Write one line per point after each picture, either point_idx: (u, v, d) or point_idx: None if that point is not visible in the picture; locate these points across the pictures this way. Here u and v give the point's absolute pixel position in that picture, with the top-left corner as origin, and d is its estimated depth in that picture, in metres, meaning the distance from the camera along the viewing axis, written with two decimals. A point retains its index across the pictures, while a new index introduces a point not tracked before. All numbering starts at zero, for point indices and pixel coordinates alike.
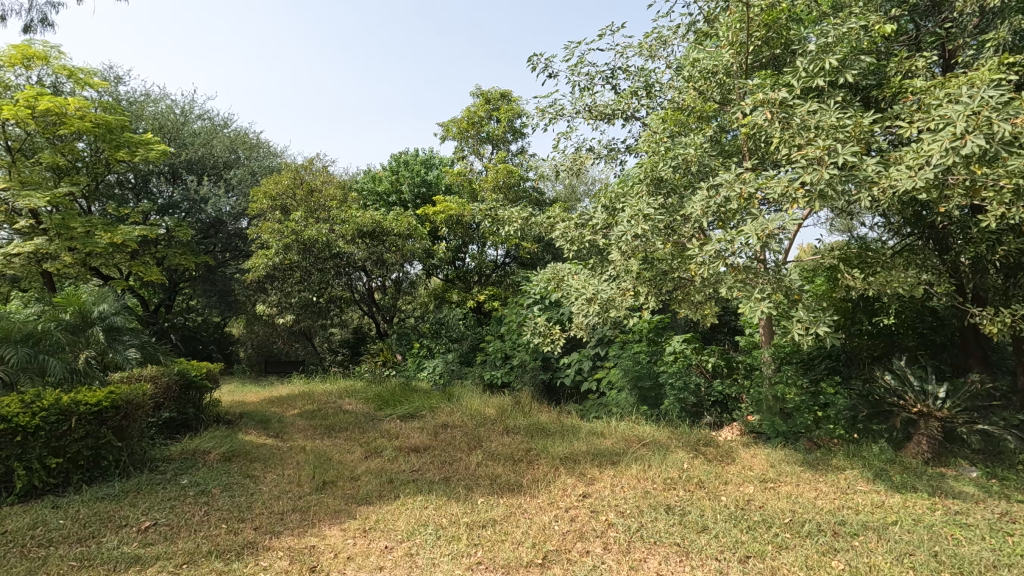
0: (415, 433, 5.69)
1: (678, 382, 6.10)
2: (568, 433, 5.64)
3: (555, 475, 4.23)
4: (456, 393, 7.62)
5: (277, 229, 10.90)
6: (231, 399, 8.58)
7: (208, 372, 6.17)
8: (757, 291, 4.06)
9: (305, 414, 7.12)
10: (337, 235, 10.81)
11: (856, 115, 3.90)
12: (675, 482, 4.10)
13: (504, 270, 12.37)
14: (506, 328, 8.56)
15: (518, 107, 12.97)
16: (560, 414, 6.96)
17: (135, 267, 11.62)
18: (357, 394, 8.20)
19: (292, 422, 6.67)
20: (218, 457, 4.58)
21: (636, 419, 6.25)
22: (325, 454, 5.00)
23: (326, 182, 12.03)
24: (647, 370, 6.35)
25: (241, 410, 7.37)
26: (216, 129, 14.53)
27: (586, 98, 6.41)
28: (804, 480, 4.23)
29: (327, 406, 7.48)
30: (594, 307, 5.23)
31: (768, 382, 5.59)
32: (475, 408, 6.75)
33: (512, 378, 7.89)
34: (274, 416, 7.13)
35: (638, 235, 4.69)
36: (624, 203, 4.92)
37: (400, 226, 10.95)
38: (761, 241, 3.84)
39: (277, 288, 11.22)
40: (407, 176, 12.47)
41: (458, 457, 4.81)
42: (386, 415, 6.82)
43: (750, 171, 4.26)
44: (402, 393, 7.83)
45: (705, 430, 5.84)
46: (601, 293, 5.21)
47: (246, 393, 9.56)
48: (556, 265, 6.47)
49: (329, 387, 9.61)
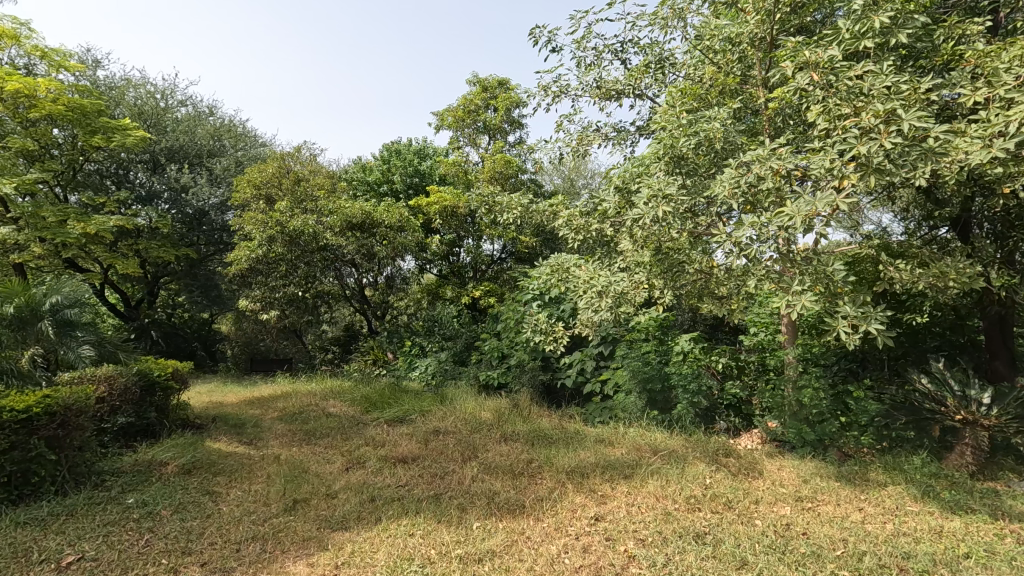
0: (404, 440, 5.16)
1: (692, 384, 5.60)
2: (573, 441, 5.13)
3: (561, 493, 3.71)
4: (450, 395, 7.08)
5: (261, 220, 10.33)
6: (208, 401, 8.01)
7: (175, 372, 5.61)
8: (796, 283, 3.53)
9: (285, 417, 6.55)
10: (325, 227, 10.26)
11: (914, 80, 3.38)
12: (698, 501, 3.58)
13: (501, 265, 11.87)
14: (503, 326, 8.03)
15: (516, 96, 12.45)
16: (562, 418, 6.44)
17: (111, 260, 11.01)
18: (343, 396, 7.65)
19: (270, 427, 6.11)
20: (176, 471, 4.02)
21: (645, 425, 5.73)
22: (301, 465, 4.45)
23: (314, 172, 11.47)
24: (657, 372, 5.84)
25: (215, 413, 6.80)
26: (200, 116, 13.90)
27: (593, 74, 5.83)
28: (844, 499, 3.72)
29: (310, 409, 6.93)
30: (603, 301, 4.69)
31: (791, 386, 5.08)
32: (470, 412, 6.22)
33: (510, 378, 7.37)
34: (251, 419, 6.56)
35: (656, 219, 4.07)
36: (639, 183, 4.26)
37: (392, 218, 10.40)
38: (806, 223, 3.30)
39: (262, 283, 10.63)
40: (400, 166, 11.91)
41: (450, 470, 4.27)
42: (373, 419, 6.28)
43: (786, 146, 3.70)
44: (391, 394, 7.29)
45: (722, 438, 5.33)
46: (611, 285, 4.66)
47: (226, 394, 8.99)
48: (560, 255, 5.88)
49: (315, 387, 9.06)
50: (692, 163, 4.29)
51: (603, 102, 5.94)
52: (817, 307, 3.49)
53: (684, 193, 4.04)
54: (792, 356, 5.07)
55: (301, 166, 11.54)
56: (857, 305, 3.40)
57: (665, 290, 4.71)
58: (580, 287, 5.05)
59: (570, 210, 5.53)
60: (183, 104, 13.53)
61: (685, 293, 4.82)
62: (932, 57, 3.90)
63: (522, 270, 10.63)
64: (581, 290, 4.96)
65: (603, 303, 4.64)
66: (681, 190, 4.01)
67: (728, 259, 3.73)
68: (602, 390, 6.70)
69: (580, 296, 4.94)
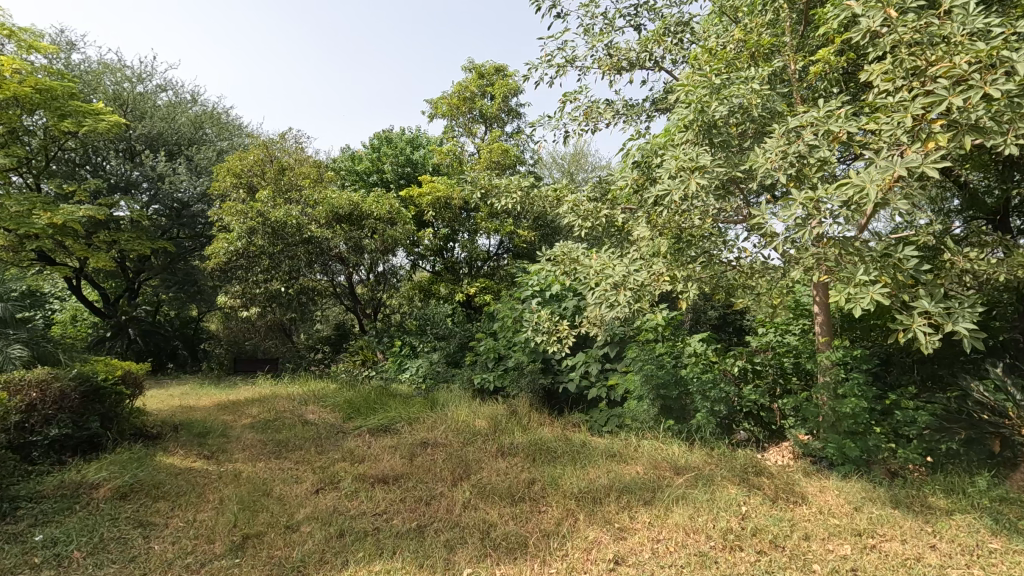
0: (386, 454, 4.50)
1: (713, 391, 4.98)
2: (580, 456, 4.49)
3: (570, 527, 3.08)
4: (442, 400, 6.43)
5: (240, 210, 9.65)
6: (178, 406, 7.35)
7: (127, 375, 4.93)
8: (861, 271, 2.87)
9: (257, 425, 5.90)
10: (309, 218, 9.62)
11: (1010, 21, 2.75)
12: (737, 538, 2.96)
13: (498, 261, 11.21)
14: (500, 326, 7.39)
15: (514, 83, 11.80)
16: (566, 427, 5.80)
17: (80, 253, 10.30)
18: (324, 400, 6.98)
19: (239, 437, 5.44)
20: (109, 495, 3.37)
21: (658, 436, 5.11)
22: (263, 485, 3.80)
23: (299, 161, 10.79)
24: (673, 376, 5.17)
25: (180, 419, 6.12)
26: (181, 103, 13.16)
27: (603, 42, 5.20)
28: (911, 533, 3.10)
29: (286, 415, 6.26)
30: (619, 295, 4.03)
31: (828, 394, 4.45)
32: (462, 420, 5.59)
33: (507, 382, 6.72)
34: (218, 426, 5.90)
35: (686, 195, 3.41)
36: (665, 154, 3.61)
37: (381, 209, 9.76)
38: (880, 198, 2.68)
39: (242, 278, 9.93)
40: (391, 155, 11.24)
41: (437, 494, 3.63)
42: (354, 428, 5.63)
43: (845, 108, 3.11)
44: (377, 399, 6.64)
45: (748, 452, 4.72)
46: (630, 275, 4.02)
47: (200, 397, 8.32)
48: (566, 244, 4.93)
49: (297, 390, 8.39)
50: (728, 132, 3.62)
51: (613, 74, 5.30)
52: (888, 300, 2.82)
53: (721, 163, 3.39)
54: (834, 358, 4.37)
55: (286, 155, 10.84)
56: (936, 299, 2.80)
57: (689, 283, 4.06)
58: (590, 278, 4.37)
59: (576, 194, 4.92)
60: (162, 89, 12.80)
61: (710, 287, 4.19)
62: (1010, 6, 3.26)
63: (520, 266, 9.99)
64: (593, 282, 4.27)
65: (620, 298, 3.98)
66: (720, 161, 3.35)
67: (773, 245, 3.12)
68: (609, 395, 6.07)
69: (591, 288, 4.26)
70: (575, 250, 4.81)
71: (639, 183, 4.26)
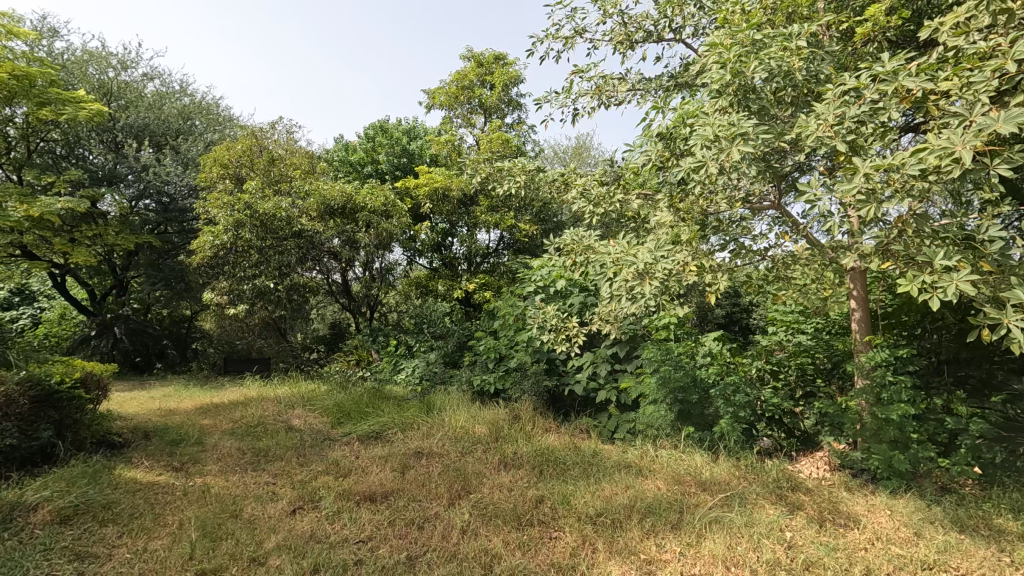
0: (375, 466, 4.03)
1: (738, 395, 4.50)
2: (592, 469, 4.03)
3: (587, 560, 2.64)
4: (438, 404, 5.95)
5: (227, 202, 9.16)
6: (157, 410, 6.86)
7: (88, 378, 4.44)
8: (942, 254, 2.40)
9: (237, 431, 5.41)
10: (300, 211, 9.18)
11: None
12: (788, 574, 2.50)
13: (498, 257, 10.74)
14: (501, 324, 6.92)
15: (514, 71, 11.32)
16: (573, 434, 5.34)
17: (59, 247, 9.79)
18: (312, 403, 6.49)
19: (215, 445, 4.96)
20: (47, 520, 2.89)
21: (677, 445, 4.64)
22: (232, 504, 3.32)
23: (291, 152, 10.31)
24: (691, 378, 4.70)
25: (154, 426, 5.63)
26: (168, 92, 12.63)
27: (616, 10, 4.71)
28: (990, 566, 2.64)
29: (269, 420, 5.77)
30: (643, 284, 3.39)
31: (869, 400, 3.97)
32: (461, 426, 5.13)
33: (509, 384, 6.24)
34: (194, 433, 5.41)
35: (725, 167, 2.91)
36: (697, 121, 3.11)
37: (376, 201, 9.29)
38: (972, 164, 2.20)
39: (229, 273, 9.42)
40: (386, 145, 10.75)
41: (431, 515, 3.16)
42: (342, 435, 5.15)
43: (915, 64, 2.64)
44: (368, 402, 6.15)
45: (777, 463, 4.25)
46: (656, 259, 3.38)
47: (182, 400, 7.84)
48: (576, 229, 4.48)
49: (286, 392, 7.92)
50: (768, 97, 3.10)
51: (626, 47, 4.83)
52: (976, 289, 2.34)
53: (766, 129, 2.89)
54: (879, 359, 3.89)
55: (276, 145, 10.34)
56: None
57: (719, 274, 3.56)
58: (605, 266, 3.76)
59: (585, 177, 4.50)
60: (148, 78, 12.26)
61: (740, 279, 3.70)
62: None
63: (521, 261, 9.53)
64: (610, 269, 3.64)
65: (646, 287, 3.34)
66: (765, 127, 2.84)
67: (831, 226, 2.66)
68: (619, 398, 5.61)
69: (607, 277, 3.62)
70: (587, 237, 4.28)
71: (661, 160, 3.76)
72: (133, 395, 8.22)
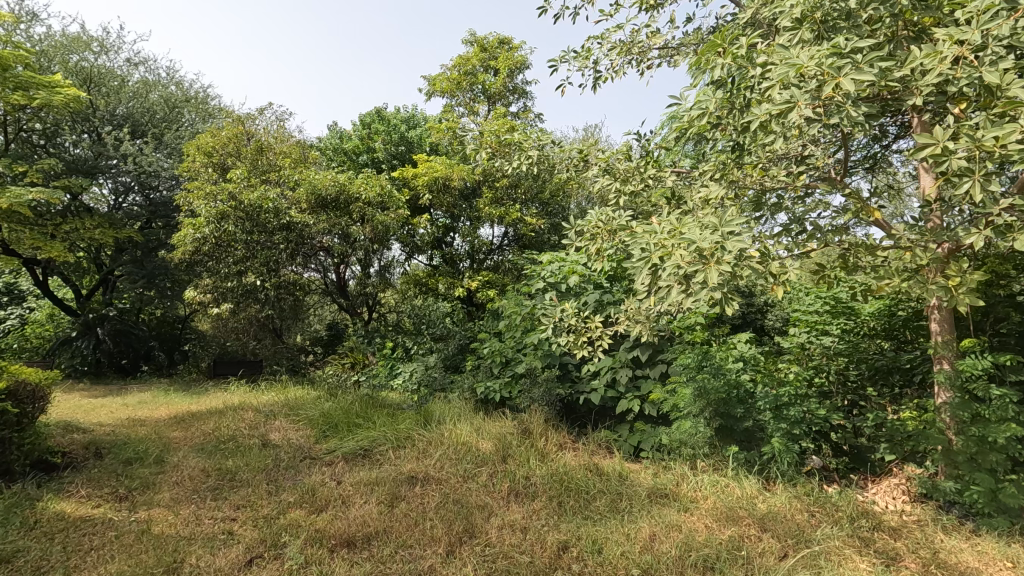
0: (359, 496, 3.33)
1: (792, 410, 3.78)
2: (621, 502, 3.32)
3: None
4: (437, 415, 5.23)
5: (210, 193, 8.45)
6: (125, 420, 6.17)
7: (18, 389, 3.74)
8: None
9: (205, 448, 4.69)
10: (289, 202, 8.52)
11: None
12: None
13: (503, 253, 10.05)
14: (507, 325, 6.22)
15: (520, 56, 10.61)
16: (593, 451, 4.65)
17: (29, 241, 9.09)
18: (296, 413, 5.79)
19: (176, 464, 4.25)
20: None
21: (718, 468, 3.91)
22: (172, 552, 2.63)
23: (280, 141, 9.62)
24: (734, 389, 3.99)
25: (111, 442, 4.91)
26: (153, 78, 11.92)
27: None
28: None
29: (244, 434, 5.05)
30: (705, 270, 2.56)
31: (959, 418, 3.26)
32: (463, 443, 4.42)
33: (517, 393, 5.53)
34: (156, 449, 4.70)
35: (822, 111, 2.20)
36: (772, 59, 2.39)
37: (371, 192, 8.60)
38: None
39: (213, 269, 8.70)
40: (383, 133, 10.05)
41: (425, 571, 2.47)
42: (325, 453, 4.44)
43: None
44: (359, 412, 5.45)
45: (842, 493, 3.54)
46: (721, 238, 2.56)
47: (158, 408, 7.15)
48: (603, 211, 3.79)
49: (273, 398, 7.24)
50: (865, 26, 2.39)
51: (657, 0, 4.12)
52: None
53: (874, 61, 2.17)
54: (977, 368, 3.17)
55: (265, 133, 9.65)
56: None
57: (787, 262, 2.82)
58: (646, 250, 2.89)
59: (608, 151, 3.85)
60: (132, 64, 11.55)
61: (807, 273, 2.99)
62: None
63: (528, 257, 8.84)
64: (654, 252, 2.77)
65: (712, 273, 2.50)
66: (879, 52, 2.15)
67: (973, 184, 2.03)
68: (643, 409, 4.92)
69: (653, 263, 2.76)
70: (621, 219, 3.58)
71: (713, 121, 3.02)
72: (105, 402, 7.52)
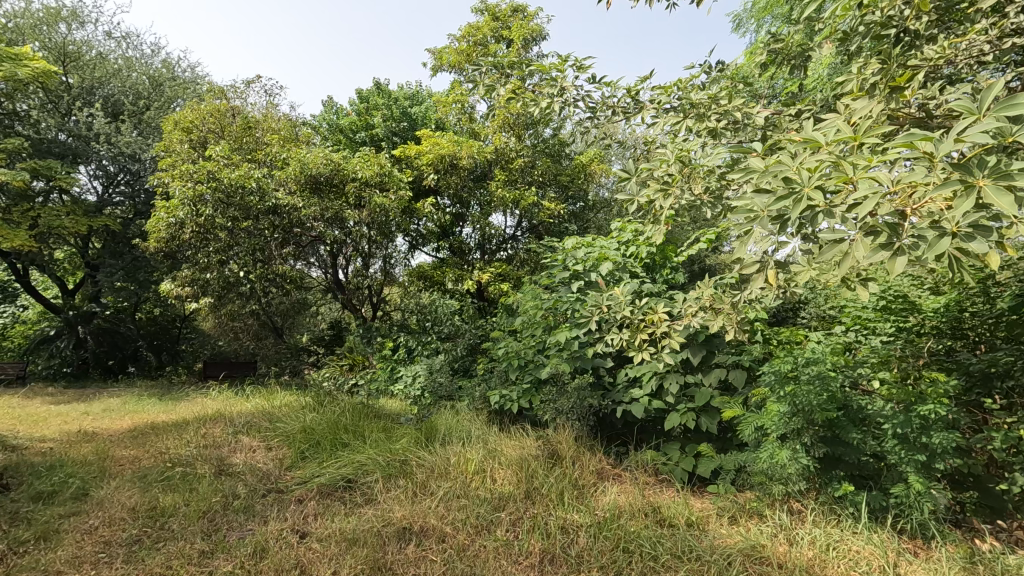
0: (324, 565, 2.33)
1: (934, 440, 2.69)
2: None
3: None
4: (442, 431, 4.19)
5: (186, 172, 7.46)
6: (72, 434, 5.18)
7: None
8: None
9: (144, 477, 3.65)
10: (275, 183, 7.55)
11: None
12: None
13: (517, 244, 9.02)
14: (524, 321, 5.18)
15: (536, 24, 9.55)
16: (642, 482, 3.61)
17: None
18: (272, 426, 4.76)
19: (99, 501, 3.25)
20: None
21: (827, 515, 2.86)
22: None
23: (268, 118, 8.62)
24: (843, 407, 2.93)
25: (31, 467, 3.89)
26: (137, 55, 10.96)
27: None
28: None
29: (200, 455, 4.01)
30: (967, 191, 1.28)
31: None
32: (476, 473, 3.38)
33: (538, 403, 4.47)
34: (83, 477, 3.68)
35: None
36: None
37: (368, 171, 7.62)
38: None
39: (192, 259, 7.69)
40: (384, 109, 9.04)
41: None
42: (297, 487, 3.39)
43: None
44: (348, 427, 4.42)
45: (1016, 558, 2.50)
46: (976, 128, 1.31)
47: (120, 418, 6.18)
48: (676, 148, 2.73)
49: (254, 407, 6.25)
50: None
51: None
52: None
53: None
54: None
55: (252, 110, 8.67)
56: None
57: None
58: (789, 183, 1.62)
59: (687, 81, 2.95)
60: (112, 38, 10.58)
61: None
62: None
63: (547, 246, 7.77)
64: (814, 184, 1.49)
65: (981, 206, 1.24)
66: None
67: None
68: (702, 425, 3.86)
69: (818, 201, 1.49)
70: (720, 154, 2.47)
71: None
72: (64, 411, 6.56)
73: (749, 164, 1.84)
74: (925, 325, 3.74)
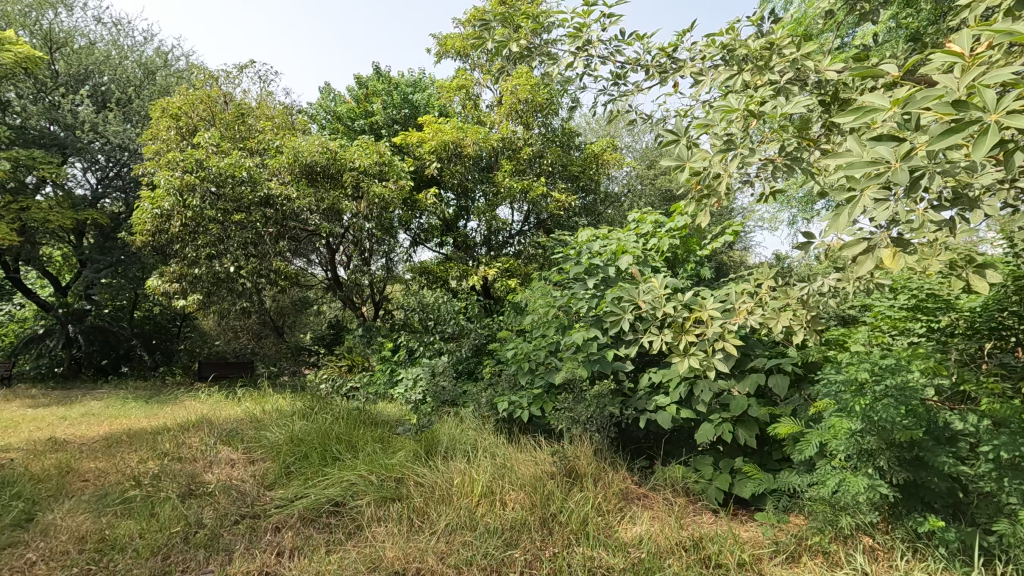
0: None
1: None
2: None
3: None
4: (444, 443, 3.70)
5: (173, 161, 7.01)
6: (40, 443, 4.72)
7: None
8: None
9: (102, 497, 3.18)
10: (268, 173, 7.11)
11: None
12: None
13: (524, 238, 8.54)
14: (534, 320, 4.68)
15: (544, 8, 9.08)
16: (676, 505, 3.12)
17: None
18: (256, 435, 4.28)
19: (43, 529, 2.78)
20: None
21: (912, 557, 2.36)
22: None
23: (262, 105, 8.18)
24: (926, 423, 2.43)
25: None
26: (129, 44, 10.55)
27: None
28: None
29: (169, 470, 3.53)
30: None
31: None
32: (483, 495, 2.90)
33: (552, 411, 3.97)
34: (33, 497, 3.22)
35: None
36: None
37: (366, 159, 7.16)
38: None
39: (180, 253, 7.22)
40: (384, 96, 8.59)
41: None
42: (277, 511, 2.92)
43: None
44: (340, 437, 3.95)
45: None
46: None
47: (98, 424, 5.71)
48: (731, 104, 2.21)
49: (243, 412, 5.78)
50: None
51: None
52: None
53: None
54: None
55: (246, 96, 8.22)
56: None
57: None
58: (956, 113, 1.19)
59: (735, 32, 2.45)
60: (102, 25, 10.16)
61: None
62: None
63: (557, 240, 7.27)
64: (1009, 108, 1.07)
65: None
66: None
67: None
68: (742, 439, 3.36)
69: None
70: (801, 104, 1.97)
71: None
72: (42, 416, 6.10)
73: (865, 106, 1.37)
74: (957, 325, 3.41)
